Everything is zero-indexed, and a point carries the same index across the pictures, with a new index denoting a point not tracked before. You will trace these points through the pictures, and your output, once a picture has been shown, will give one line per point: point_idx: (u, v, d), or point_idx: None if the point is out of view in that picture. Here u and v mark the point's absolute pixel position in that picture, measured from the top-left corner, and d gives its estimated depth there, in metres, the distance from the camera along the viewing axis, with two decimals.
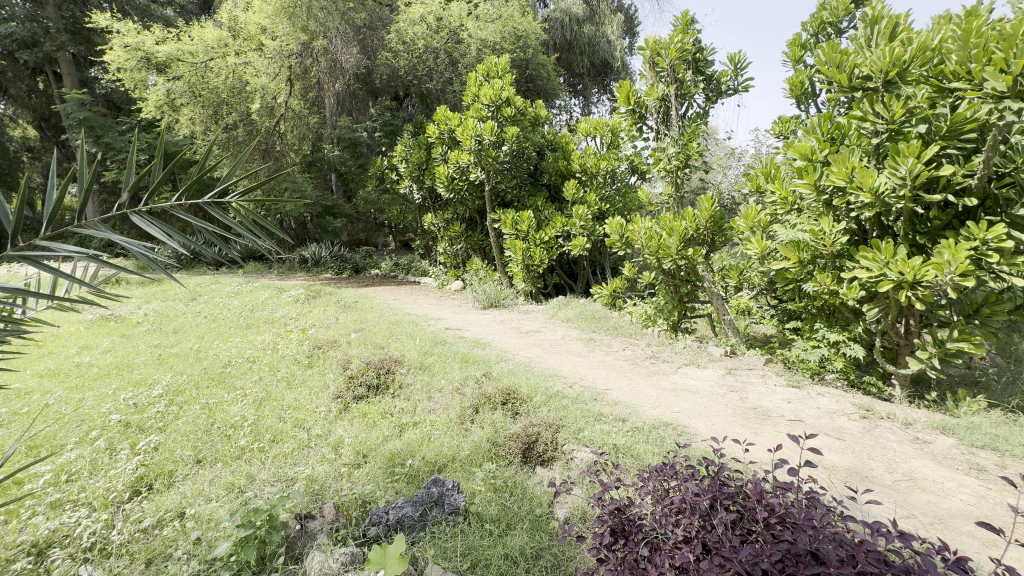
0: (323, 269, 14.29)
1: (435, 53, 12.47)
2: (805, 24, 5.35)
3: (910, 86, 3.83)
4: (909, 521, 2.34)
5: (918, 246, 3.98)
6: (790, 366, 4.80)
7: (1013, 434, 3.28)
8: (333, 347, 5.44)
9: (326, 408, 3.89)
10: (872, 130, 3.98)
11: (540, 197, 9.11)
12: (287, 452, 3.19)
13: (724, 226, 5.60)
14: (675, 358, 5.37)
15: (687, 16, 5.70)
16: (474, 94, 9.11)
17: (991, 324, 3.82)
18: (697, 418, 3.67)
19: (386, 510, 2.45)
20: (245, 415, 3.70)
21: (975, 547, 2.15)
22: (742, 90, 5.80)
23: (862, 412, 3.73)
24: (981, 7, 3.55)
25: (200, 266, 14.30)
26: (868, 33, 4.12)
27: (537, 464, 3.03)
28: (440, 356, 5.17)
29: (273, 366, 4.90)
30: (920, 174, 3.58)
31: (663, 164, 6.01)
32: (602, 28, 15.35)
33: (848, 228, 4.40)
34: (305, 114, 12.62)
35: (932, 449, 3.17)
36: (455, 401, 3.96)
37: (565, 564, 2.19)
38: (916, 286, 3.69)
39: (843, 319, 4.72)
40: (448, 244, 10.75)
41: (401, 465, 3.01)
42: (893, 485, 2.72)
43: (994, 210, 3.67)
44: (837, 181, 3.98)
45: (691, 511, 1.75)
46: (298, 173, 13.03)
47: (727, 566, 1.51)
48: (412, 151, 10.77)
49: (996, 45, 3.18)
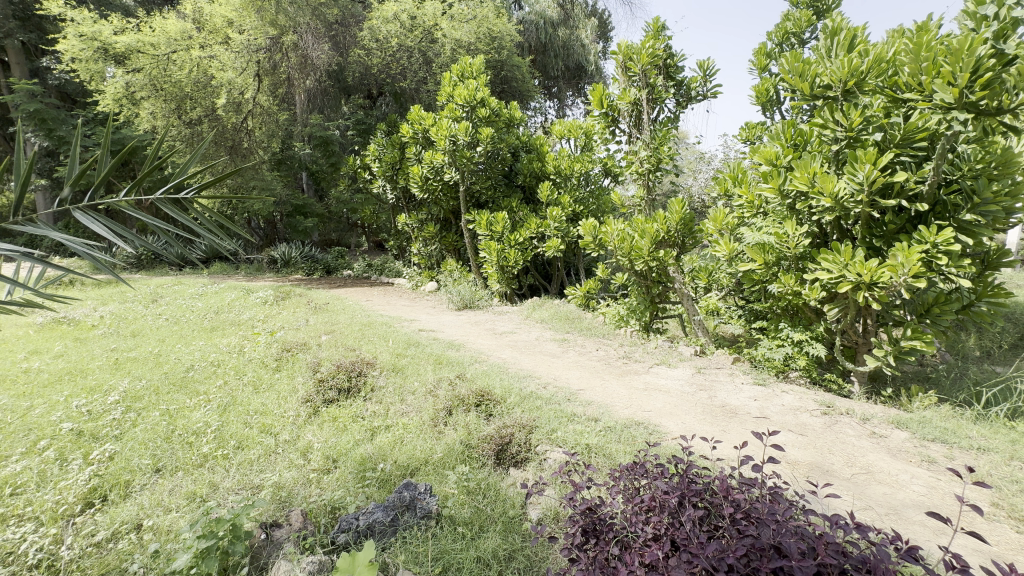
0: (293, 270, 13.93)
1: (409, 52, 12.35)
2: (770, 34, 5.52)
3: (867, 95, 4.00)
4: (866, 512, 2.44)
5: (874, 249, 4.17)
6: (756, 365, 4.96)
7: (961, 427, 3.46)
8: (303, 349, 5.30)
9: (294, 412, 3.78)
10: (832, 137, 4.16)
11: (514, 198, 9.13)
12: (252, 458, 3.09)
13: (694, 229, 5.72)
14: (647, 358, 5.46)
15: (658, 22, 5.82)
16: (448, 94, 9.04)
17: (940, 323, 3.98)
18: (668, 416, 3.74)
19: (356, 516, 2.40)
20: (208, 421, 3.57)
21: (926, 536, 2.26)
22: (711, 96, 5.94)
23: (823, 408, 3.88)
24: (932, 21, 3.73)
25: (162, 266, 13.74)
26: (828, 44, 4.26)
27: (510, 466, 3.03)
28: (414, 357, 5.11)
29: (239, 370, 4.74)
30: (876, 179, 3.76)
31: (635, 167, 6.11)
32: (577, 32, 15.52)
33: (810, 231, 4.55)
34: (274, 110, 12.30)
35: (888, 443, 3.31)
36: (428, 403, 3.91)
37: (537, 564, 2.19)
38: (872, 287, 3.86)
39: (805, 319, 4.89)
40: (423, 245, 10.64)
41: (373, 469, 2.96)
42: (852, 478, 2.83)
43: (944, 215, 3.86)
44: (800, 186, 4.13)
45: (660, 508, 1.78)
46: (267, 171, 12.66)
47: (694, 563, 1.53)
48: (385, 151, 10.63)
49: (944, 58, 3.33)
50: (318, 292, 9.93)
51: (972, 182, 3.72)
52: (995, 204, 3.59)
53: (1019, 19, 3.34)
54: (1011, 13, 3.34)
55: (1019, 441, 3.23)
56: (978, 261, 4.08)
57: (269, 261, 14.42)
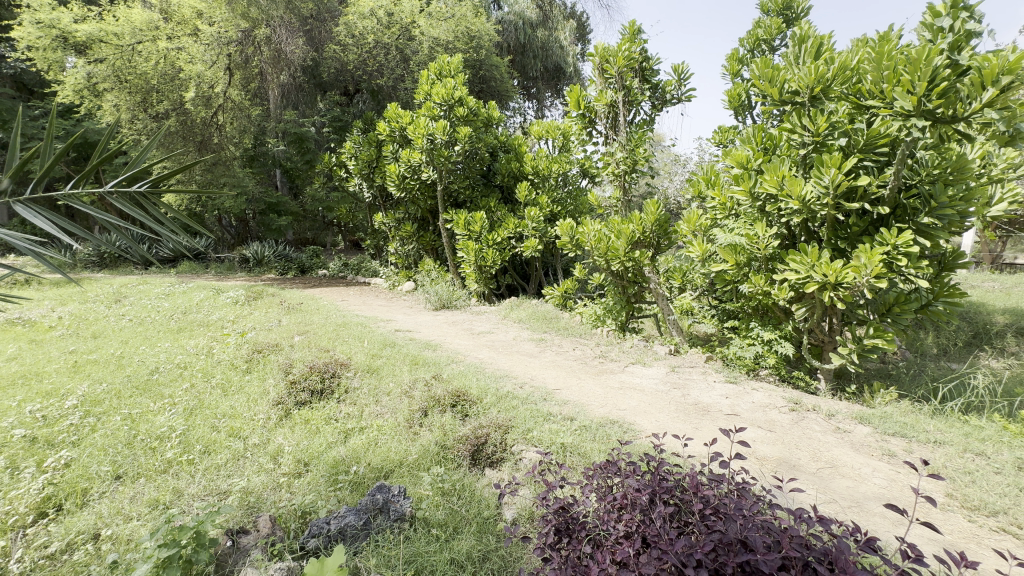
0: (266, 269, 13.60)
1: (386, 49, 12.22)
2: (742, 40, 5.65)
3: (833, 101, 4.13)
4: (830, 505, 2.51)
5: (839, 251, 4.32)
6: (728, 363, 5.07)
7: (919, 422, 3.61)
8: (274, 351, 5.18)
9: (264, 415, 3.68)
10: (800, 141, 4.29)
11: (492, 198, 9.11)
12: (220, 463, 2.99)
13: (668, 230, 5.80)
14: (623, 357, 5.52)
15: (634, 25, 5.90)
16: (426, 92, 8.97)
17: (900, 322, 4.14)
18: (642, 415, 3.79)
19: (327, 520, 2.35)
20: (173, 425, 3.44)
21: (885, 527, 2.35)
22: (685, 99, 6.06)
23: (791, 405, 3.99)
24: (892, 32, 3.88)
25: (126, 265, 13.22)
26: (796, 50, 4.37)
27: (485, 466, 3.02)
28: (389, 358, 5.05)
29: (207, 372, 4.59)
30: (841, 183, 3.90)
31: (611, 169, 6.17)
32: (556, 33, 15.59)
33: (780, 233, 4.67)
34: (246, 105, 11.98)
35: (851, 438, 3.43)
36: (403, 404, 3.86)
37: (511, 565, 2.18)
38: (838, 287, 3.99)
39: (774, 319, 5.02)
40: (400, 244, 10.52)
41: (346, 472, 2.91)
42: (817, 472, 2.92)
43: (904, 218, 4.01)
44: (769, 189, 4.25)
45: (631, 506, 1.79)
46: (239, 168, 12.31)
47: (664, 559, 1.54)
48: (361, 148, 10.47)
49: (903, 67, 3.47)
50: (292, 292, 9.73)
51: (930, 186, 3.87)
52: (950, 207, 3.74)
53: (972, 32, 3.50)
54: (965, 26, 3.49)
55: (971, 434, 3.39)
56: (936, 263, 4.26)
57: (240, 259, 14.04)
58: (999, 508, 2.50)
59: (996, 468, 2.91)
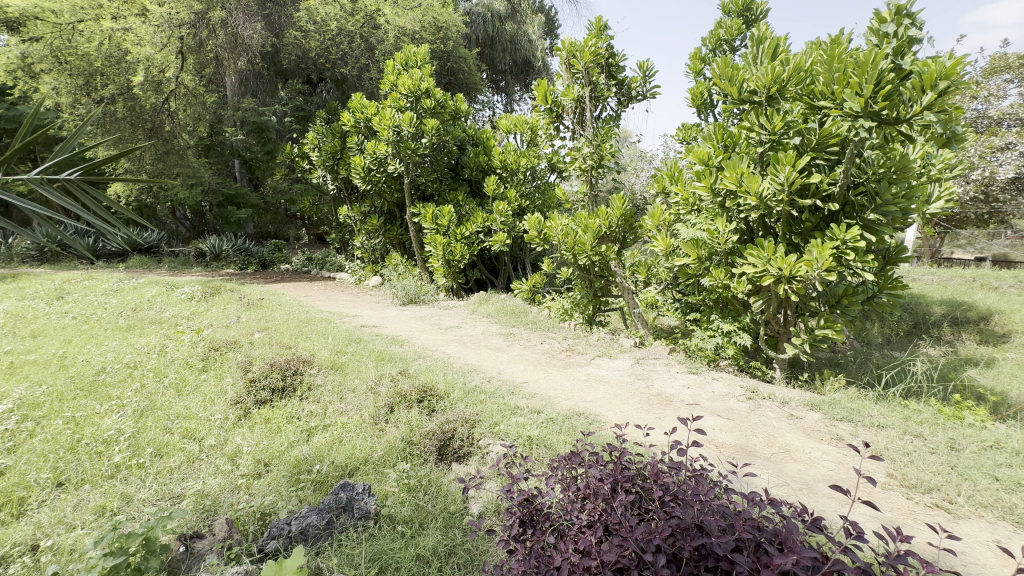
0: (224, 263, 13.08)
1: (350, 36, 11.91)
2: (705, 40, 5.79)
3: (788, 101, 4.29)
4: (782, 488, 2.64)
5: (793, 245, 4.50)
6: (690, 354, 5.22)
7: (864, 407, 3.82)
8: (233, 348, 4.98)
9: (221, 415, 3.55)
10: (758, 139, 4.44)
11: (460, 192, 9.04)
12: (173, 466, 2.86)
13: (634, 224, 5.90)
14: (590, 350, 5.60)
15: (600, 21, 5.93)
16: (391, 82, 8.80)
17: (849, 313, 4.37)
18: (607, 406, 3.86)
19: (287, 521, 2.28)
20: (121, 428, 3.25)
21: (832, 507, 2.48)
22: (650, 96, 6.16)
23: (749, 394, 4.15)
24: (843, 36, 4.04)
25: (69, 259, 12.44)
26: (754, 51, 4.50)
27: (452, 461, 3.01)
28: (355, 354, 4.94)
29: (159, 371, 4.37)
30: (795, 181, 4.06)
31: (578, 164, 6.22)
32: (524, 27, 15.52)
33: (739, 228, 4.82)
34: (200, 91, 11.27)
35: (803, 424, 3.60)
36: (369, 401, 3.79)
37: (477, 558, 2.18)
38: (791, 280, 4.18)
39: (733, 311, 5.20)
40: (366, 238, 10.29)
41: (308, 471, 2.84)
42: (771, 457, 3.05)
43: (852, 214, 4.21)
44: (729, 185, 4.39)
45: (594, 495, 1.82)
46: (193, 157, 11.70)
47: (625, 546, 1.57)
48: (325, 139, 10.17)
49: (853, 70, 3.63)
50: (252, 287, 9.38)
51: (875, 185, 4.08)
52: (894, 204, 3.96)
53: (914, 38, 3.67)
54: (907, 32, 3.65)
55: (911, 417, 3.62)
56: (881, 257, 4.50)
57: (196, 253, 13.43)
58: (933, 485, 2.68)
59: (931, 448, 3.12)
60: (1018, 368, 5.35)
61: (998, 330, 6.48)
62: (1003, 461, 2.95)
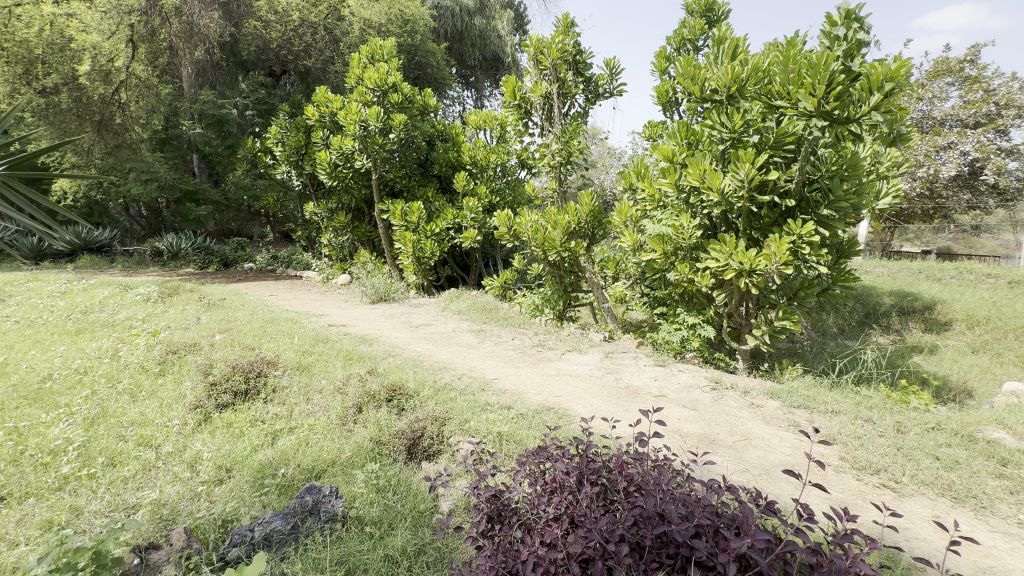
0: (183, 263, 12.55)
1: (314, 28, 11.63)
2: (669, 39, 5.89)
3: (748, 100, 4.43)
4: (741, 475, 2.74)
5: (753, 240, 4.67)
6: (657, 347, 5.36)
7: (819, 394, 4.01)
8: (192, 350, 4.79)
9: (180, 420, 3.41)
10: (719, 137, 4.57)
11: (430, 188, 8.93)
12: (127, 475, 2.74)
13: (602, 221, 5.98)
14: (560, 345, 5.66)
15: (567, 18, 5.96)
16: (357, 76, 8.63)
17: (805, 305, 4.57)
18: (577, 400, 3.92)
19: (250, 528, 2.21)
20: (70, 437, 3.08)
21: (787, 491, 2.59)
22: (617, 94, 6.23)
23: (713, 384, 4.28)
24: (798, 37, 4.18)
25: (10, 260, 11.68)
26: (715, 51, 4.62)
27: (422, 459, 2.99)
28: (321, 355, 4.82)
29: (112, 377, 4.16)
30: (754, 177, 4.21)
31: (547, 160, 6.26)
32: (493, 22, 15.42)
33: (702, 224, 4.94)
34: (154, 82, 10.80)
35: (763, 412, 3.74)
36: (336, 401, 3.72)
37: (446, 556, 2.17)
38: (752, 274, 4.33)
39: (698, 304, 5.33)
40: (333, 236, 10.05)
41: (273, 475, 2.77)
42: (733, 445, 3.16)
43: (808, 210, 4.38)
44: (692, 181, 4.50)
45: (560, 489, 1.84)
46: (147, 151, 11.16)
47: (589, 538, 1.60)
48: (289, 134, 9.90)
49: (806, 71, 3.77)
50: (213, 287, 9.05)
51: (829, 181, 4.25)
52: (845, 201, 4.15)
53: (862, 41, 3.84)
54: (856, 35, 3.82)
55: (862, 403, 3.81)
56: (835, 251, 4.68)
57: (153, 253, 12.83)
58: (881, 466, 2.84)
59: (879, 431, 3.30)
60: (957, 354, 5.71)
61: (941, 318, 6.88)
62: (943, 441, 3.15)
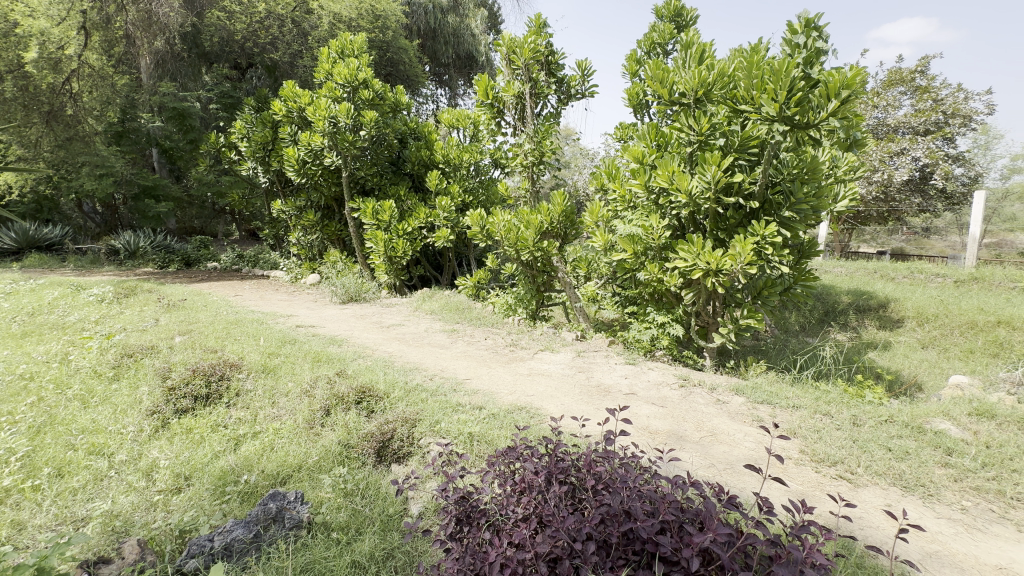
0: (142, 262, 11.99)
1: (280, 20, 11.29)
2: (640, 42, 5.98)
3: (714, 104, 4.55)
4: (707, 470, 2.81)
5: (719, 241, 4.80)
6: (628, 346, 5.44)
7: (782, 390, 4.15)
8: (150, 354, 4.57)
9: (136, 427, 3.25)
10: (687, 140, 4.67)
11: (402, 187, 8.80)
12: (76, 486, 2.59)
13: (575, 221, 6.04)
14: (533, 344, 5.67)
15: (539, 18, 5.98)
16: (326, 71, 8.45)
17: (768, 303, 4.71)
18: (549, 399, 3.94)
19: (209, 538, 2.13)
20: (11, 447, 2.89)
21: (750, 485, 2.66)
22: (589, 95, 6.28)
23: (681, 381, 4.38)
24: (762, 44, 4.31)
25: None
26: (683, 55, 4.72)
27: (392, 462, 2.94)
28: (288, 356, 4.69)
29: (61, 382, 3.93)
30: (720, 179, 4.33)
31: (520, 160, 6.26)
32: (467, 21, 15.33)
33: (671, 224, 5.03)
34: (109, 73, 10.35)
35: (729, 407, 3.84)
36: (303, 404, 3.62)
37: (414, 560, 2.13)
38: (718, 274, 4.45)
39: (668, 303, 5.43)
40: (302, 234, 9.81)
41: (235, 482, 2.67)
42: (699, 441, 3.24)
43: (770, 211, 4.53)
44: (661, 182, 4.58)
45: (529, 488, 1.84)
46: (102, 145, 10.65)
47: (557, 537, 1.61)
48: (254, 129, 9.60)
49: (769, 77, 3.89)
50: (173, 287, 8.69)
51: (790, 184, 4.40)
52: (806, 203, 4.30)
53: (821, 49, 3.99)
54: (815, 44, 3.96)
55: (821, 397, 3.97)
56: (797, 251, 4.84)
57: (108, 251, 12.23)
58: (837, 458, 2.96)
59: (836, 424, 3.44)
60: (908, 350, 6.03)
61: (893, 315, 7.23)
62: (895, 433, 3.30)
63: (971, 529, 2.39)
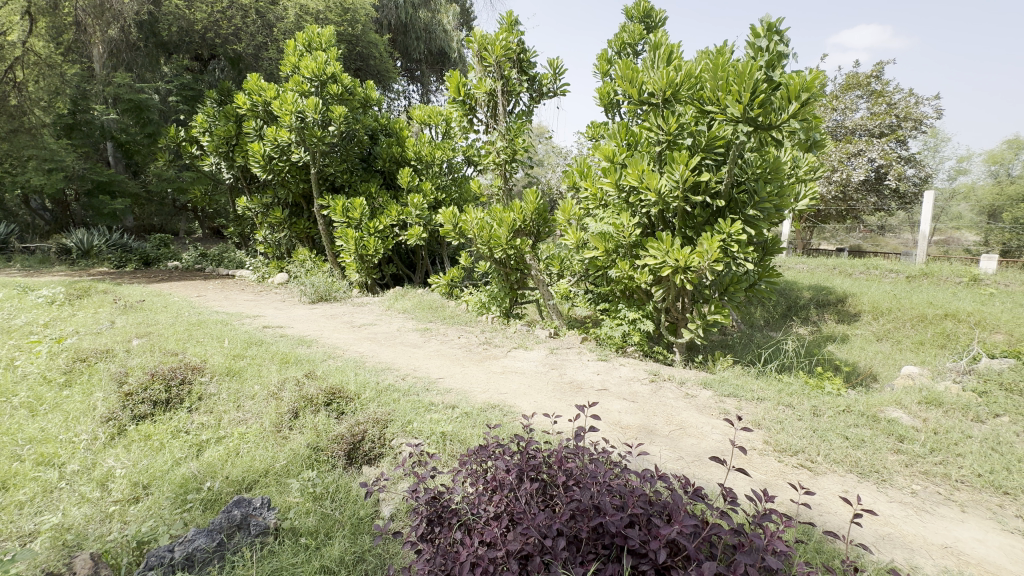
0: (96, 261, 11.40)
1: (243, 11, 10.84)
2: (610, 42, 6.04)
3: (682, 105, 4.64)
4: (675, 462, 2.87)
5: (688, 238, 4.92)
6: (600, 342, 5.51)
7: (747, 383, 4.28)
8: (105, 358, 4.35)
9: (89, 435, 3.09)
10: (656, 139, 4.73)
11: (373, 184, 8.65)
12: (23, 499, 2.44)
13: (547, 218, 6.07)
14: (506, 342, 5.67)
15: (511, 16, 5.97)
16: (293, 64, 8.21)
17: (734, 299, 4.85)
18: (522, 397, 3.95)
19: (169, 548, 2.02)
20: None
21: (717, 476, 2.74)
22: (560, 94, 6.30)
23: (651, 376, 4.46)
24: (727, 47, 4.43)
25: None
26: (652, 56, 4.81)
27: (363, 464, 2.89)
28: (254, 358, 4.54)
29: (6, 390, 3.70)
30: (688, 178, 4.42)
31: (492, 157, 6.24)
32: (438, 16, 15.17)
33: (641, 222, 5.10)
34: (56, 62, 9.85)
35: (697, 401, 3.94)
36: (270, 407, 3.52)
37: (385, 562, 2.10)
38: (686, 271, 4.55)
39: (638, 300, 5.52)
40: (269, 232, 9.53)
41: (197, 490, 2.57)
42: (669, 434, 3.31)
43: (736, 210, 4.66)
44: (631, 181, 4.65)
45: (500, 487, 1.84)
46: (51, 137, 10.15)
47: (528, 535, 1.61)
48: (217, 123, 9.26)
49: (733, 79, 3.99)
50: (131, 287, 8.31)
51: (754, 184, 4.54)
52: (769, 202, 4.44)
53: (782, 53, 4.13)
54: (777, 47, 4.09)
55: (784, 390, 4.11)
56: (762, 248, 4.99)
57: (60, 250, 11.62)
58: (799, 448, 3.07)
59: (798, 415, 3.57)
60: (865, 342, 6.32)
61: (851, 309, 7.56)
62: (852, 422, 3.45)
63: (920, 511, 2.53)
